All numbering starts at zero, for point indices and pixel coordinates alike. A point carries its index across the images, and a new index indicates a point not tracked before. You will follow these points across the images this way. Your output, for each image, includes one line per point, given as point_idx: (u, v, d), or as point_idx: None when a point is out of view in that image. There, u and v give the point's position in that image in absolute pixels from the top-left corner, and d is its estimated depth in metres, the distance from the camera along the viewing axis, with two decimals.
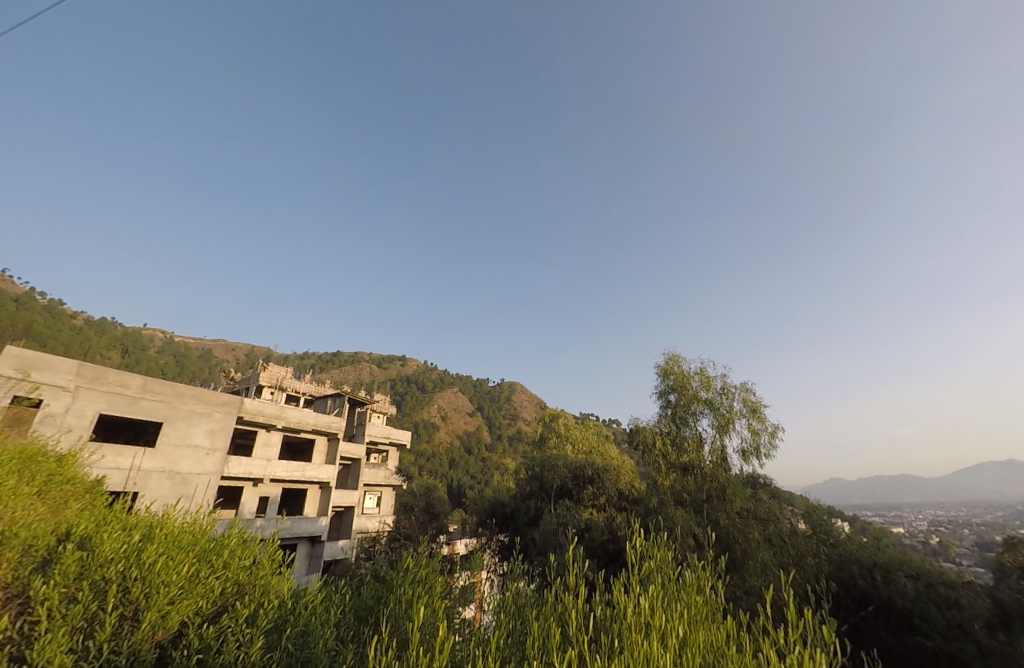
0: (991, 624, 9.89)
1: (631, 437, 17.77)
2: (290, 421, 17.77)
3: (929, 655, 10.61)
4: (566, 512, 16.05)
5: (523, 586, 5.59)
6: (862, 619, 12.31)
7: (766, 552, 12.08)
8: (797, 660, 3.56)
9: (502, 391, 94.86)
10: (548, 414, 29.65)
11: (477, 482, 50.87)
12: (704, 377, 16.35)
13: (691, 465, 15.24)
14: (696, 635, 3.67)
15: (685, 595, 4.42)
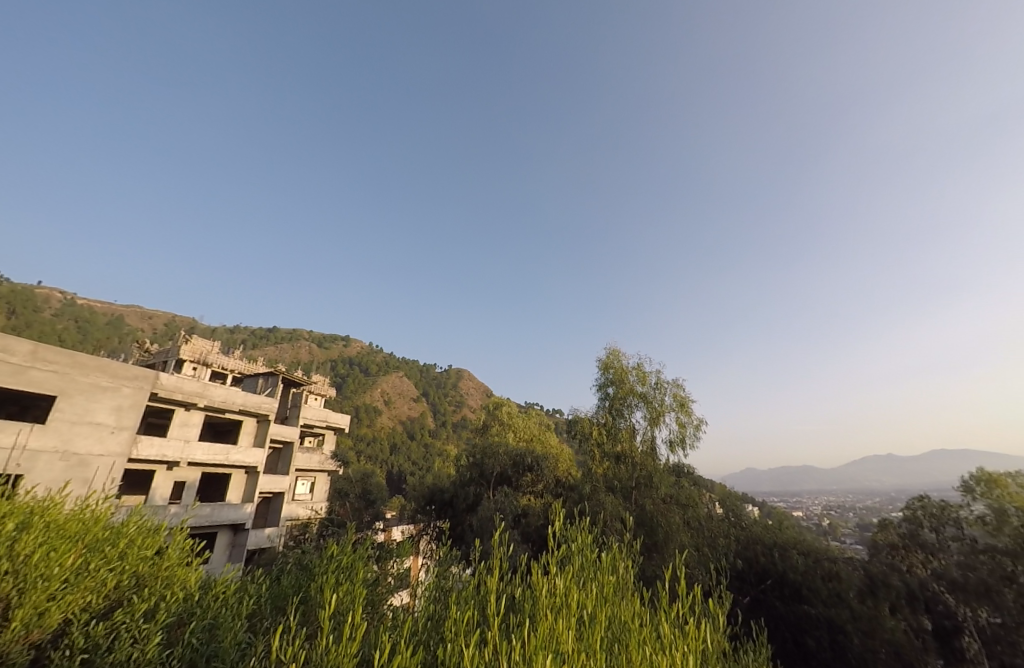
0: (862, 593, 12.02)
1: (570, 426, 18.35)
2: (213, 399, 16.51)
3: (813, 620, 12.00)
4: (504, 498, 16.39)
5: (452, 572, 5.65)
6: (761, 591, 13.55)
7: (685, 535, 13.24)
8: (689, 632, 3.90)
9: (447, 377, 93.87)
10: (493, 402, 29.77)
11: (419, 469, 50.37)
12: (641, 372, 17.15)
13: (623, 455, 16.09)
14: (599, 611, 3.93)
15: (599, 575, 4.67)
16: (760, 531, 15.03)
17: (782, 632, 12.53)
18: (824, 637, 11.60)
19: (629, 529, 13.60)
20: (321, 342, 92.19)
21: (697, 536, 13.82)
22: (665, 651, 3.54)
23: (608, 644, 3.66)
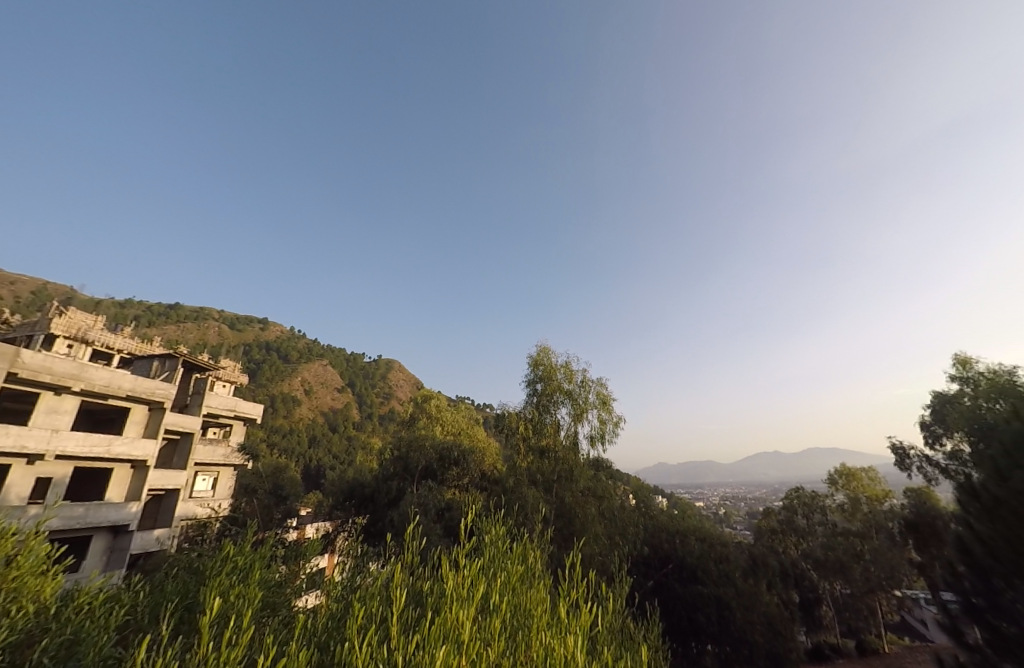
0: (745, 572, 15.17)
1: (498, 420, 18.44)
2: (93, 383, 14.46)
3: (705, 598, 13.99)
4: (428, 493, 16.21)
5: (361, 570, 5.50)
6: (664, 574, 15.17)
7: (599, 526, 13.97)
8: (584, 615, 4.16)
9: (375, 368, 90.41)
10: (421, 394, 29.19)
11: (340, 462, 48.22)
12: (568, 370, 17.69)
13: (548, 449, 16.28)
14: (501, 601, 4.02)
15: (507, 564, 4.83)
16: (665, 520, 16.59)
17: (678, 610, 14.35)
18: (713, 613, 13.84)
19: (549, 521, 14.12)
20: (233, 323, 84.41)
21: (610, 526, 14.73)
22: (557, 638, 3.67)
23: (501, 630, 3.76)
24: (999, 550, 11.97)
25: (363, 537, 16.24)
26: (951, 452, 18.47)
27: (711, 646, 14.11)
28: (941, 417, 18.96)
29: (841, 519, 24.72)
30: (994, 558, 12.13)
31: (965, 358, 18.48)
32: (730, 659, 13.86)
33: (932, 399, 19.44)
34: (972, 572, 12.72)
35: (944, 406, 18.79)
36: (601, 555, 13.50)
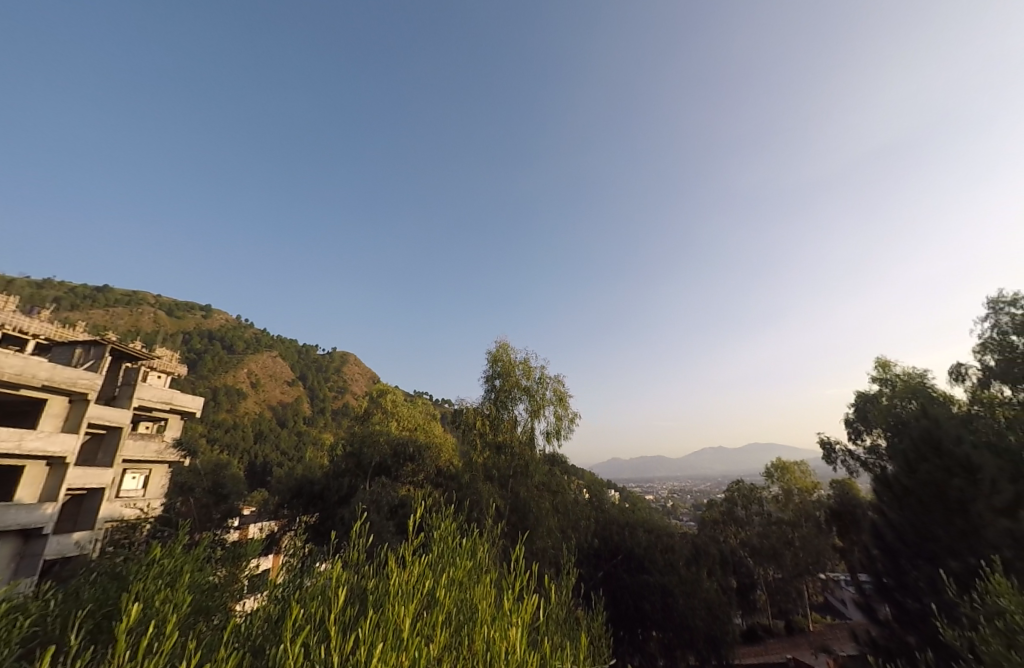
0: (688, 560, 16.26)
1: (454, 416, 18.21)
2: (3, 372, 13.06)
3: (650, 587, 14.80)
4: (381, 489, 15.87)
5: (304, 568, 5.33)
6: (613, 565, 15.78)
7: (552, 520, 14.31)
8: (528, 607, 4.24)
9: (328, 360, 87.17)
10: (377, 389, 28.53)
11: (288, 460, 46.26)
12: (527, 366, 17.67)
13: (504, 444, 16.21)
14: (445, 594, 4.01)
15: (455, 559, 4.82)
16: (615, 513, 17.25)
17: (625, 599, 14.93)
18: (658, 600, 14.70)
19: (503, 516, 14.25)
20: (172, 309, 78.68)
21: (563, 520, 15.07)
22: (497, 630, 3.68)
23: (442, 622, 3.72)
24: (905, 534, 13.32)
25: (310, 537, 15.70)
26: (870, 447, 20.21)
27: (656, 632, 14.85)
28: (862, 415, 20.68)
29: (776, 508, 26.30)
30: (902, 541, 13.46)
31: (885, 362, 20.23)
32: (673, 645, 14.66)
33: (856, 398, 21.18)
34: (883, 553, 14.25)
35: (865, 405, 20.52)
36: (554, 549, 13.81)
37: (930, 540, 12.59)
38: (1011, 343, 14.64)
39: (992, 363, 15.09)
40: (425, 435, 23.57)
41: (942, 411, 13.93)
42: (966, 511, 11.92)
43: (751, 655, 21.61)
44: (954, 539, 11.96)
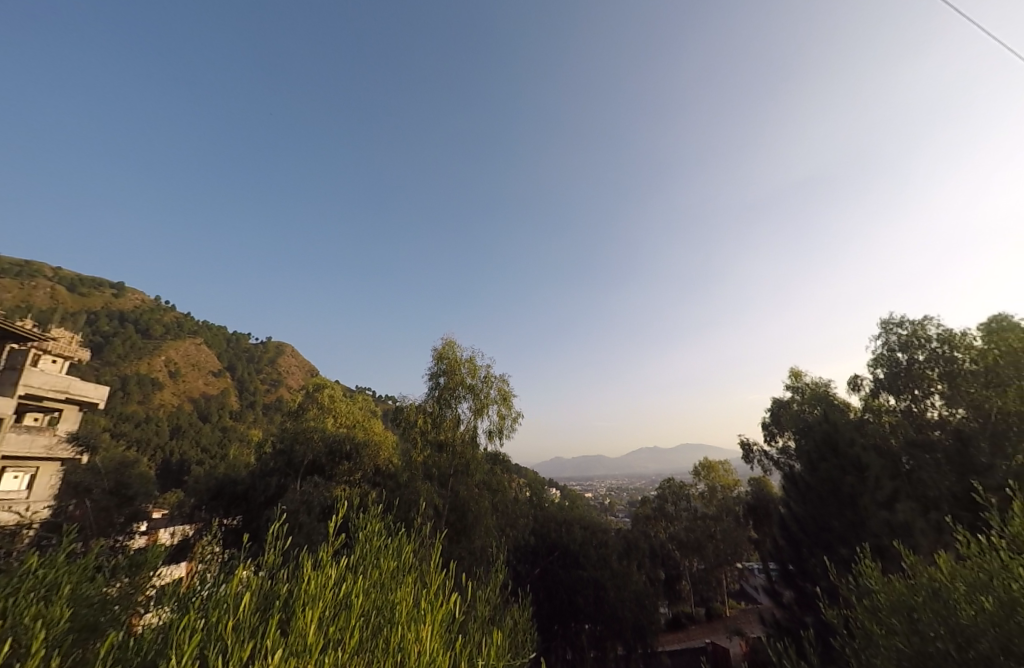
0: (621, 553, 17.10)
1: (394, 415, 16.93)
2: None
3: (583, 581, 15.47)
4: (313, 489, 15.09)
5: (210, 573, 4.98)
6: (549, 561, 16.23)
7: (490, 518, 14.37)
8: (445, 607, 4.21)
9: (260, 351, 81.75)
10: (313, 383, 27.23)
11: (209, 458, 42.89)
12: (472, 363, 16.49)
13: (446, 442, 15.36)
14: (360, 596, 3.89)
15: (376, 559, 4.71)
16: (553, 511, 17.67)
17: (560, 594, 15.57)
18: (590, 594, 15.41)
19: (440, 514, 14.05)
20: (77, 287, 70.26)
21: (501, 519, 15.20)
22: (410, 631, 3.63)
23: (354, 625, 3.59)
24: (806, 526, 14.72)
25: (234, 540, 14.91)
26: (781, 448, 22.12)
27: (588, 625, 15.63)
28: (776, 419, 22.56)
29: (702, 504, 28.03)
30: (803, 532, 14.86)
31: (796, 371, 22.26)
32: (603, 637, 15.44)
33: (771, 404, 23.10)
34: (787, 543, 15.68)
35: (779, 410, 22.42)
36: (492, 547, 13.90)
37: (825, 532, 14.03)
38: (897, 358, 16.51)
39: (881, 376, 16.99)
40: (364, 432, 22.80)
41: (839, 415, 15.45)
42: (855, 504, 13.39)
43: (674, 641, 22.95)
44: (845, 529, 13.39)
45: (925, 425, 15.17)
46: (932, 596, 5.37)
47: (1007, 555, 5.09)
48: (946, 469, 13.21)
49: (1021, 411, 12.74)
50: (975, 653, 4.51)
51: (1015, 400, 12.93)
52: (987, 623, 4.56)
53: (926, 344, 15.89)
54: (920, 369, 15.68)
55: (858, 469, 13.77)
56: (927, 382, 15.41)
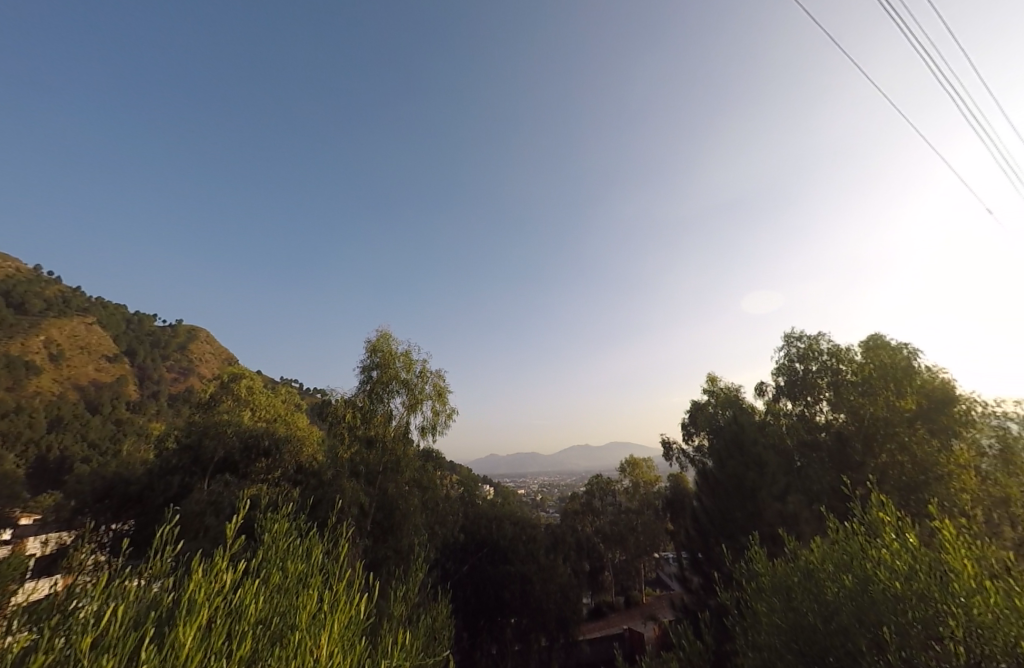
0: (548, 548, 17.66)
1: (321, 410, 15.83)
2: None
3: (510, 576, 15.68)
4: (222, 489, 13.92)
5: (82, 583, 4.38)
6: (478, 557, 16.43)
7: (419, 516, 14.03)
8: (350, 611, 4.04)
9: (167, 335, 73.62)
10: (229, 372, 25.05)
11: (98, 454, 38.00)
12: (408, 358, 15.69)
13: (376, 438, 14.64)
14: (257, 602, 3.63)
15: (281, 562, 4.41)
16: (484, 508, 17.80)
17: (487, 589, 15.67)
18: (517, 588, 15.60)
19: (366, 513, 13.51)
20: None
21: (430, 516, 14.98)
22: (307, 642, 3.41)
23: (243, 637, 3.31)
24: (713, 517, 16.00)
25: (123, 547, 13.28)
26: (696, 447, 23.83)
27: (514, 619, 15.80)
28: (694, 420, 24.22)
29: (625, 499, 29.50)
30: (710, 523, 16.14)
31: (712, 377, 24.05)
32: (528, 629, 15.72)
33: (689, 407, 24.74)
34: (697, 533, 16.94)
35: (696, 412, 24.08)
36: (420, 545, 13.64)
37: (728, 522, 15.39)
38: (794, 368, 18.35)
39: (781, 383, 18.80)
40: (286, 426, 21.29)
41: (747, 416, 16.85)
42: (755, 496, 14.77)
43: (594, 629, 24.06)
44: (745, 520, 14.75)
45: (814, 427, 17.15)
46: (805, 576, 6.05)
47: (864, 538, 5.86)
48: (829, 467, 15.35)
49: (887, 416, 14.89)
50: (836, 625, 5.15)
51: (883, 407, 15.08)
52: (846, 597, 5.24)
53: (819, 357, 17.75)
54: (813, 378, 17.58)
55: (759, 465, 15.21)
56: (818, 389, 17.33)
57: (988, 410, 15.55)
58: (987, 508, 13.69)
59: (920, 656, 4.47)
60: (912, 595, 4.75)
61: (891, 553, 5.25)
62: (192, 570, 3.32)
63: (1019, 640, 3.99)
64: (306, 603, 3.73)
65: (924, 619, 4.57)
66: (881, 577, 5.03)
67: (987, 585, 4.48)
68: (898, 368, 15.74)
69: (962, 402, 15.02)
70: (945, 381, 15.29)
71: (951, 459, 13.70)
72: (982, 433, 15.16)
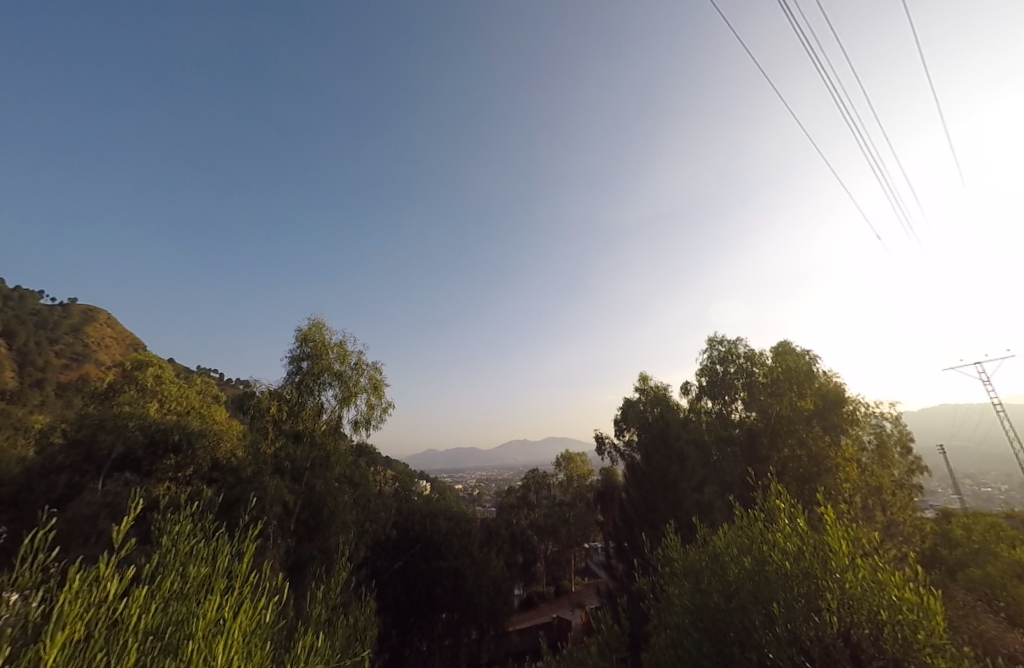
0: (482, 542, 17.76)
1: (242, 401, 14.64)
2: None
3: (443, 571, 15.62)
4: (120, 488, 12.43)
5: None
6: (411, 554, 16.16)
7: (349, 513, 13.45)
8: (257, 614, 3.79)
9: (55, 315, 64.42)
10: (133, 359, 22.48)
11: None
12: (343, 349, 14.93)
13: (304, 432, 13.93)
14: (148, 610, 3.30)
15: (181, 565, 4.05)
16: (418, 503, 17.51)
17: (418, 585, 15.54)
18: (449, 583, 15.56)
19: (291, 512, 12.76)
20: None
21: (361, 514, 14.45)
22: (200, 653, 3.12)
23: (126, 651, 2.97)
24: (638, 507, 16.88)
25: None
26: (627, 441, 24.91)
27: (444, 614, 15.71)
28: (625, 416, 25.34)
29: (560, 492, 30.26)
30: (636, 513, 17.05)
31: (644, 376, 25.29)
32: (459, 623, 15.72)
33: (622, 404, 25.78)
34: (623, 523, 17.82)
35: (629, 409, 25.13)
36: (347, 543, 13.08)
37: (651, 512, 16.37)
38: (716, 370, 19.78)
39: (704, 382, 20.17)
40: (201, 419, 19.42)
41: (673, 412, 17.91)
42: (675, 488, 15.87)
43: (524, 619, 24.61)
44: (666, 509, 15.76)
45: (729, 423, 18.62)
46: (711, 560, 6.52)
47: (763, 523, 6.43)
48: (739, 460, 16.62)
49: (790, 415, 16.53)
50: (736, 603, 5.64)
51: (787, 407, 16.69)
52: (745, 578, 5.73)
53: (737, 360, 19.26)
54: (730, 378, 19.08)
55: (681, 458, 16.33)
56: (734, 389, 18.91)
57: (870, 412, 17.75)
58: (864, 495, 15.61)
59: (803, 626, 5.02)
60: (799, 573, 5.33)
61: (784, 537, 5.81)
62: (65, 581, 2.93)
63: (881, 610, 4.75)
64: (203, 610, 3.42)
65: (807, 593, 5.18)
66: (775, 559, 5.55)
67: (857, 562, 5.19)
68: (801, 371, 17.49)
69: (850, 403, 17.01)
70: (838, 384, 17.24)
71: (839, 452, 15.50)
72: (864, 431, 17.27)
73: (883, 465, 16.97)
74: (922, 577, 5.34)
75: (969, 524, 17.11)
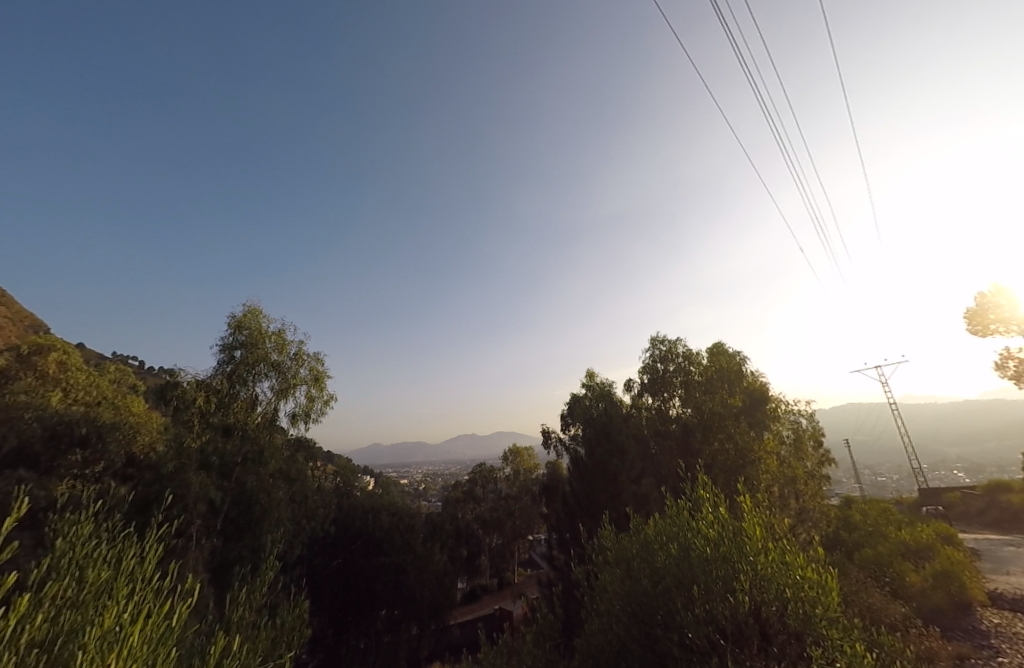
0: (426, 536, 17.60)
1: (164, 392, 13.43)
2: None
3: (384, 567, 15.32)
4: (10, 487, 11.02)
5: None
6: (351, 551, 15.69)
7: (284, 511, 12.80)
8: (167, 617, 3.50)
9: None
10: (31, 343, 19.96)
11: None
12: (281, 339, 14.06)
13: (235, 426, 12.97)
14: (37, 618, 2.97)
15: (84, 568, 3.68)
16: (360, 500, 17.00)
17: (357, 583, 15.11)
18: (389, 580, 15.29)
19: (217, 510, 11.99)
20: None
21: (297, 510, 13.81)
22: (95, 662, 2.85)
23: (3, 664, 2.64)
24: (579, 499, 17.32)
25: None
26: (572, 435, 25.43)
27: (384, 611, 15.37)
28: (571, 411, 25.93)
29: (505, 486, 30.57)
30: (577, 505, 17.43)
31: (590, 373, 25.87)
32: (399, 619, 15.48)
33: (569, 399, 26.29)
34: (565, 514, 18.21)
35: (575, 404, 25.70)
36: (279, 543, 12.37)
37: (591, 503, 16.91)
38: (656, 367, 20.48)
39: (645, 380, 20.85)
40: (115, 411, 17.61)
41: (615, 407, 18.47)
42: (615, 480, 16.52)
43: (466, 612, 24.87)
44: (606, 500, 16.38)
45: (667, 419, 19.46)
46: (643, 548, 6.75)
47: (689, 512, 6.84)
48: (675, 453, 18.00)
49: (721, 411, 17.70)
50: (662, 588, 5.96)
51: (719, 404, 17.83)
52: (671, 564, 6.03)
53: (676, 359, 20.14)
54: (669, 377, 19.98)
55: (621, 452, 16.96)
56: (672, 387, 19.79)
57: (790, 409, 19.39)
58: (781, 485, 17.06)
59: (719, 607, 5.39)
60: (718, 557, 5.70)
61: (708, 524, 6.19)
62: None
63: (786, 588, 5.24)
64: (103, 616, 3.13)
65: (723, 576, 5.54)
66: (698, 544, 5.87)
67: (768, 546, 5.66)
68: (733, 371, 18.76)
69: (772, 401, 18.53)
70: (763, 384, 18.68)
71: (761, 446, 16.83)
72: (784, 426, 18.88)
73: (799, 457, 18.65)
74: (823, 558, 5.94)
75: (866, 509, 19.24)
